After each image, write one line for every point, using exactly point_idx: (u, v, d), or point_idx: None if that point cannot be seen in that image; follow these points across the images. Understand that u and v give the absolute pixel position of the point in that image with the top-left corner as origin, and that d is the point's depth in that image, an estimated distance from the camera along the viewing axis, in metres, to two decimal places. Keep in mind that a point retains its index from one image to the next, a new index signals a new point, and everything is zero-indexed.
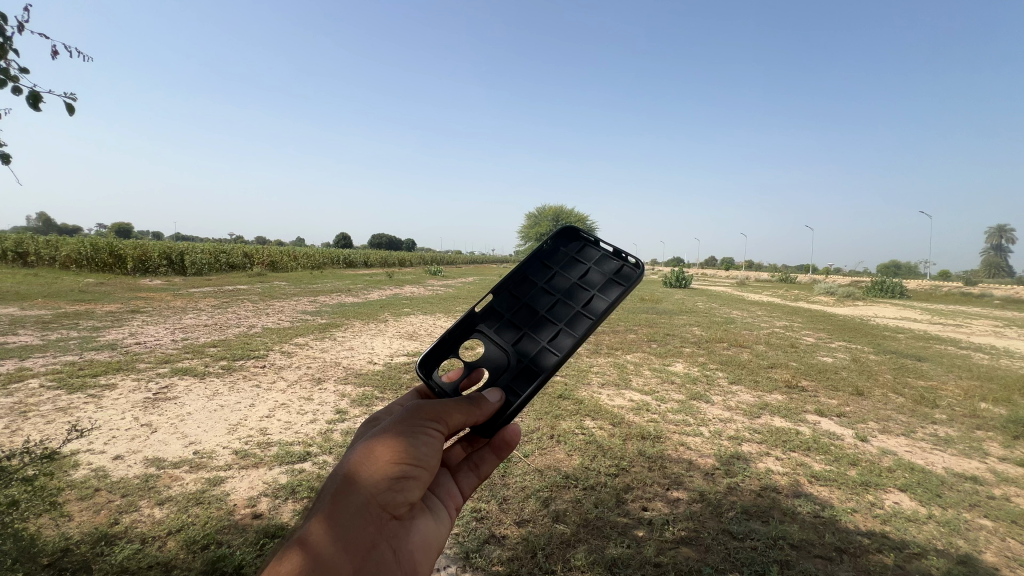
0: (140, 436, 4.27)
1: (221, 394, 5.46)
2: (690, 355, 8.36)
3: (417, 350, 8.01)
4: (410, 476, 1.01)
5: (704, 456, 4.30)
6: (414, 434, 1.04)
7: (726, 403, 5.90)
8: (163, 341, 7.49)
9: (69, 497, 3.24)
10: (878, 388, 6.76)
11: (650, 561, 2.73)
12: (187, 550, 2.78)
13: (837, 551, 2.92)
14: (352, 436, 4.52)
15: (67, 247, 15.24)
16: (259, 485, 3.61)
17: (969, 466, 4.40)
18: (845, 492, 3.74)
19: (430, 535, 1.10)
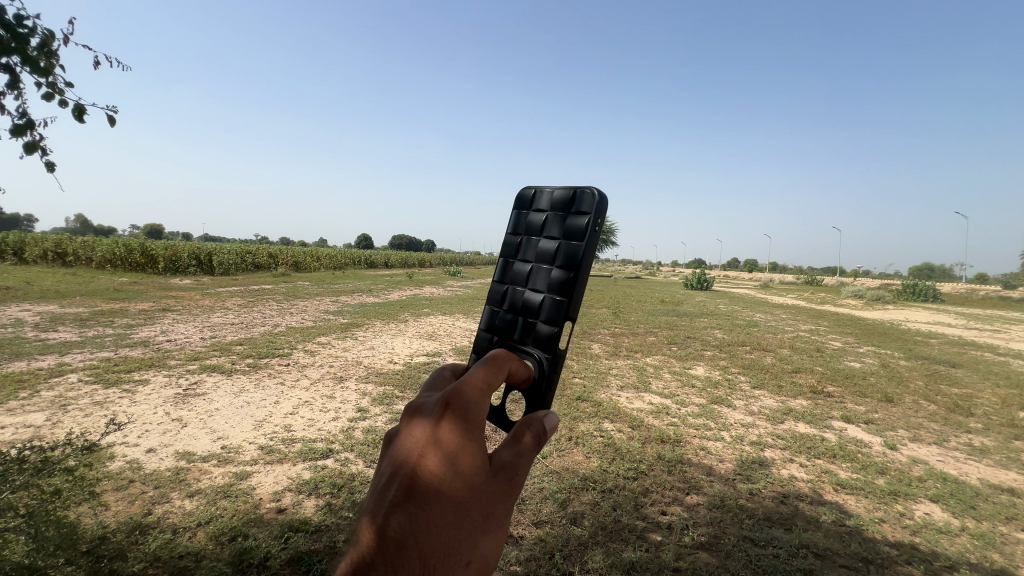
0: (171, 430, 4.45)
1: (247, 391, 5.63)
2: (711, 359, 8.24)
3: (437, 350, 8.11)
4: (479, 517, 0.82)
5: (724, 461, 4.24)
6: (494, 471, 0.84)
7: (748, 407, 5.81)
8: (192, 339, 7.76)
9: (106, 487, 3.40)
10: (909, 395, 6.55)
11: (669, 566, 2.72)
12: (215, 541, 2.88)
13: (862, 562, 2.86)
14: (373, 434, 4.61)
15: (103, 248, 15.93)
16: (284, 480, 3.72)
17: (1006, 478, 4.23)
18: (872, 501, 3.65)
19: None
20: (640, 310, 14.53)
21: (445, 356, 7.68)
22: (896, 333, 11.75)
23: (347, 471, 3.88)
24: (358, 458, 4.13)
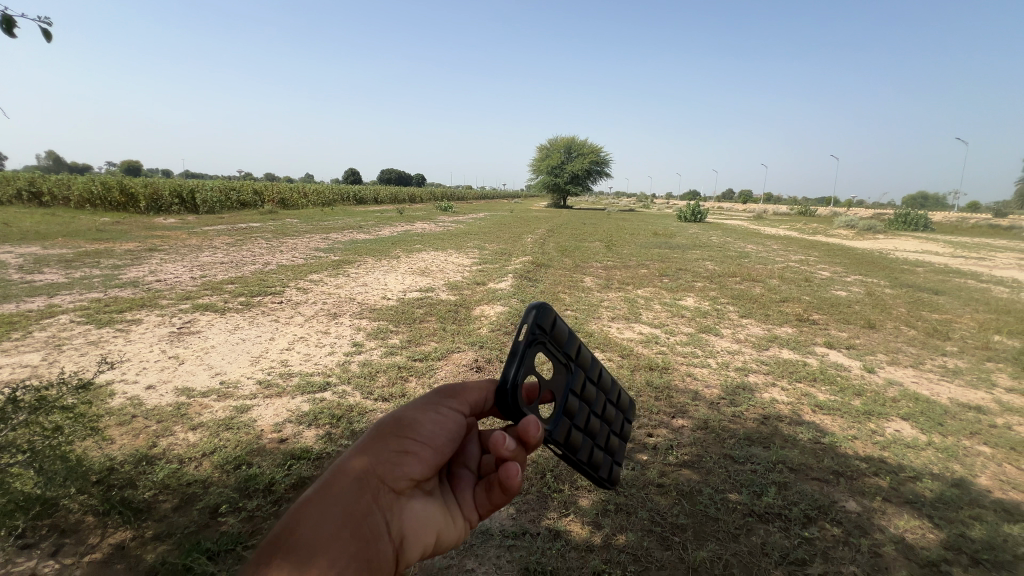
0: (169, 367, 4.51)
1: (242, 328, 5.65)
2: (702, 290, 8.31)
3: (429, 285, 8.10)
4: (413, 454, 0.99)
5: (709, 386, 4.42)
6: (427, 415, 1.04)
7: (735, 335, 5.97)
8: (182, 278, 7.68)
9: (109, 422, 3.50)
10: (891, 321, 6.74)
11: (653, 482, 2.92)
12: (221, 469, 3.01)
13: (834, 474, 3.08)
14: (370, 367, 4.71)
15: (78, 186, 15.30)
16: (284, 412, 3.83)
17: (975, 397, 4.46)
18: (847, 420, 3.85)
19: (435, 519, 1.03)
20: (632, 243, 14.43)
21: (438, 291, 7.71)
22: (884, 262, 11.87)
23: (345, 402, 4.00)
24: (355, 390, 4.24)
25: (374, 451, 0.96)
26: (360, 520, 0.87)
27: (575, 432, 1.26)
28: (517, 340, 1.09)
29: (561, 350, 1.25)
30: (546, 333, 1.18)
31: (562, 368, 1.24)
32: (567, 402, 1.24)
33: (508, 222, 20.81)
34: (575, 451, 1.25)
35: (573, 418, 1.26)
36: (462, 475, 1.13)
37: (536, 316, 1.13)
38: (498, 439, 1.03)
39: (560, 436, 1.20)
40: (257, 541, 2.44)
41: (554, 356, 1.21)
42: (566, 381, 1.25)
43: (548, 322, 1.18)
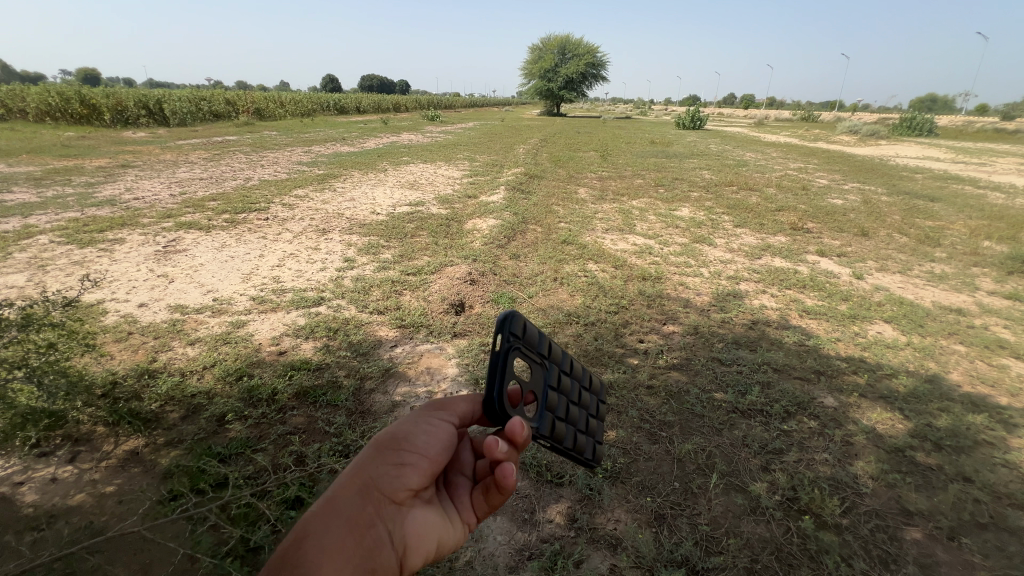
0: (159, 285, 4.45)
1: (229, 245, 5.52)
2: (697, 199, 8.13)
3: (419, 199, 7.84)
4: (412, 464, 1.00)
5: (700, 294, 4.48)
6: (422, 425, 1.06)
7: (729, 245, 5.94)
8: (161, 196, 7.34)
9: (106, 339, 3.51)
10: (884, 228, 6.72)
11: (644, 384, 3.10)
12: (223, 381, 3.08)
13: (815, 373, 3.29)
14: (363, 281, 4.69)
15: (33, 97, 14.08)
16: (281, 326, 3.86)
17: (957, 299, 4.59)
18: (832, 324, 3.97)
19: (438, 529, 1.03)
20: (627, 152, 13.85)
21: (428, 205, 7.49)
22: (884, 169, 11.59)
23: (341, 316, 4.03)
24: (350, 304, 4.25)
25: (373, 464, 0.96)
26: (363, 534, 0.87)
27: (559, 424, 1.29)
28: (494, 352, 1.06)
29: (536, 349, 1.22)
30: (521, 340, 1.15)
31: (540, 367, 1.24)
32: (548, 398, 1.26)
33: (499, 132, 19.79)
34: (560, 439, 1.29)
35: (555, 411, 1.29)
36: (458, 481, 1.14)
37: (508, 323, 1.09)
38: (492, 445, 1.03)
39: (546, 431, 1.23)
40: (264, 444, 2.57)
41: (531, 358, 1.20)
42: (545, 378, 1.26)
43: (522, 329, 1.14)
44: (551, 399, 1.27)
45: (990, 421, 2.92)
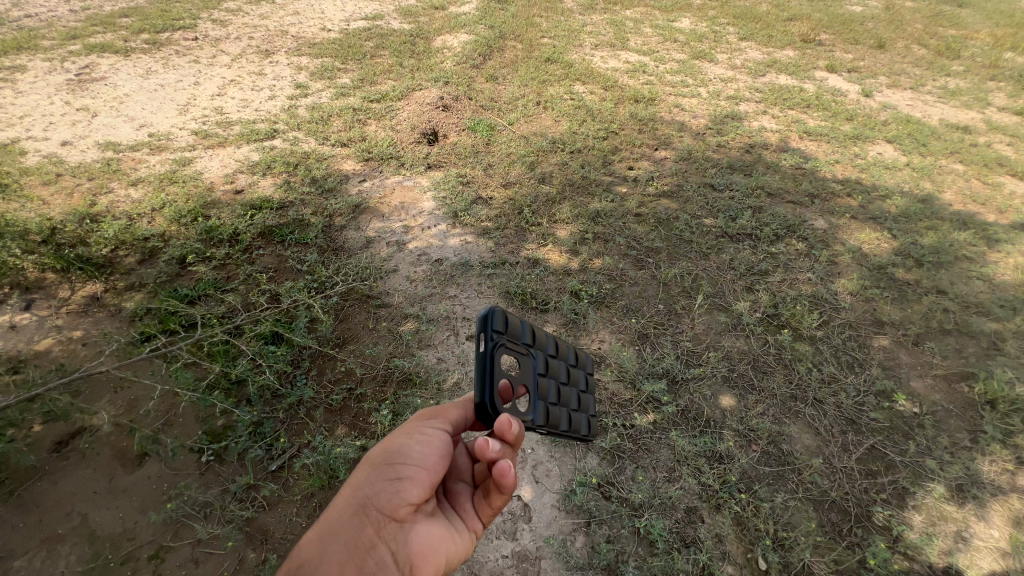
0: (81, 120, 3.81)
1: (155, 71, 4.64)
2: (700, 7, 6.97)
3: (374, 10, 6.55)
4: (404, 476, 0.96)
5: (697, 117, 4.05)
6: (411, 439, 1.03)
7: (732, 61, 5.24)
8: (55, 10, 5.96)
9: (33, 183, 3.08)
10: (903, 38, 5.96)
11: (632, 212, 2.94)
12: (178, 223, 2.80)
13: (809, 197, 3.17)
14: (320, 110, 4.08)
15: None
16: (233, 164, 3.43)
17: (966, 117, 4.27)
18: (833, 146, 3.70)
19: (446, 541, 0.96)
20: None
21: (386, 18, 6.28)
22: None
23: (299, 150, 3.57)
24: (308, 137, 3.75)
25: (365, 483, 0.95)
26: (359, 558, 0.84)
27: (557, 414, 1.22)
28: (477, 352, 1.04)
29: (522, 342, 1.16)
30: (504, 336, 1.09)
31: (528, 359, 1.17)
32: (542, 390, 1.19)
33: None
34: (558, 427, 1.20)
35: (552, 400, 1.21)
36: (459, 488, 1.07)
37: (489, 321, 1.07)
38: (482, 444, 0.96)
39: (542, 421, 1.14)
40: (234, 285, 2.42)
41: (518, 352, 1.13)
42: (536, 370, 1.18)
43: (502, 325, 1.09)
44: (545, 390, 1.20)
45: (974, 237, 2.91)
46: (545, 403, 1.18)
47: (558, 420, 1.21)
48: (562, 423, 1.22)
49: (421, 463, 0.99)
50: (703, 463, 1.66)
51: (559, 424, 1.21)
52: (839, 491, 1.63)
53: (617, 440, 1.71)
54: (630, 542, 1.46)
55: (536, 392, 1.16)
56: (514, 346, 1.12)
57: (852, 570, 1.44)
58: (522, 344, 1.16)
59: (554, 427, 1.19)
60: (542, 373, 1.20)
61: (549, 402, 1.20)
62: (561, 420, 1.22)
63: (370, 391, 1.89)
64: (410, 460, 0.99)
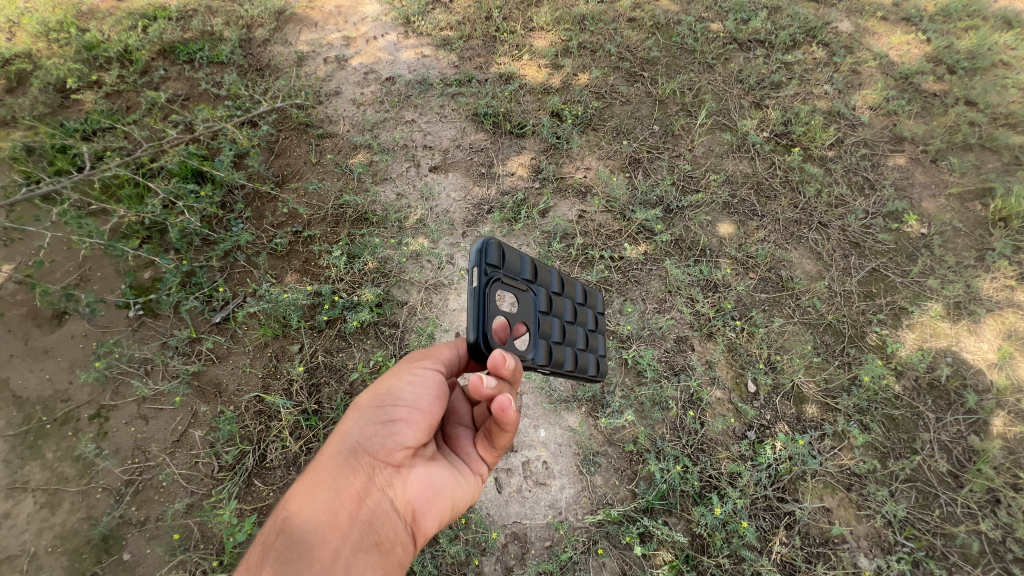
0: None
1: None
2: None
3: None
4: (400, 418, 0.79)
5: None
6: (405, 377, 0.84)
7: None
8: None
9: None
10: None
11: (625, 16, 2.39)
12: (44, 37, 2.15)
13: None
14: None
15: None
16: None
17: None
18: None
19: (451, 485, 0.83)
20: None
21: None
22: None
23: None
24: None
25: (356, 425, 0.79)
26: (352, 510, 0.72)
27: (567, 352, 1.02)
28: (467, 286, 0.79)
29: (520, 276, 0.91)
30: (498, 269, 0.84)
31: (529, 296, 0.94)
32: (548, 328, 0.97)
33: None
34: (566, 368, 1.01)
35: (560, 337, 1.01)
36: (457, 432, 0.91)
37: (482, 248, 0.81)
38: (474, 382, 0.76)
39: (546, 362, 0.94)
40: (136, 114, 1.93)
41: (516, 290, 0.90)
42: (540, 306, 0.96)
43: (495, 256, 0.83)
44: (551, 328, 0.98)
45: (1017, 38, 2.47)
46: (550, 344, 0.97)
47: (567, 357, 1.01)
48: (572, 360, 1.03)
49: (418, 403, 0.81)
50: (697, 293, 1.52)
51: (568, 362, 1.01)
52: (836, 314, 1.54)
53: (605, 274, 1.53)
54: (618, 373, 1.35)
55: (540, 330, 0.95)
56: (510, 282, 0.88)
57: (841, 387, 1.40)
58: (520, 277, 0.91)
59: (563, 367, 0.99)
60: (547, 310, 0.98)
61: (556, 340, 0.99)
62: (570, 359, 1.02)
63: (320, 233, 1.62)
64: (405, 400, 0.81)
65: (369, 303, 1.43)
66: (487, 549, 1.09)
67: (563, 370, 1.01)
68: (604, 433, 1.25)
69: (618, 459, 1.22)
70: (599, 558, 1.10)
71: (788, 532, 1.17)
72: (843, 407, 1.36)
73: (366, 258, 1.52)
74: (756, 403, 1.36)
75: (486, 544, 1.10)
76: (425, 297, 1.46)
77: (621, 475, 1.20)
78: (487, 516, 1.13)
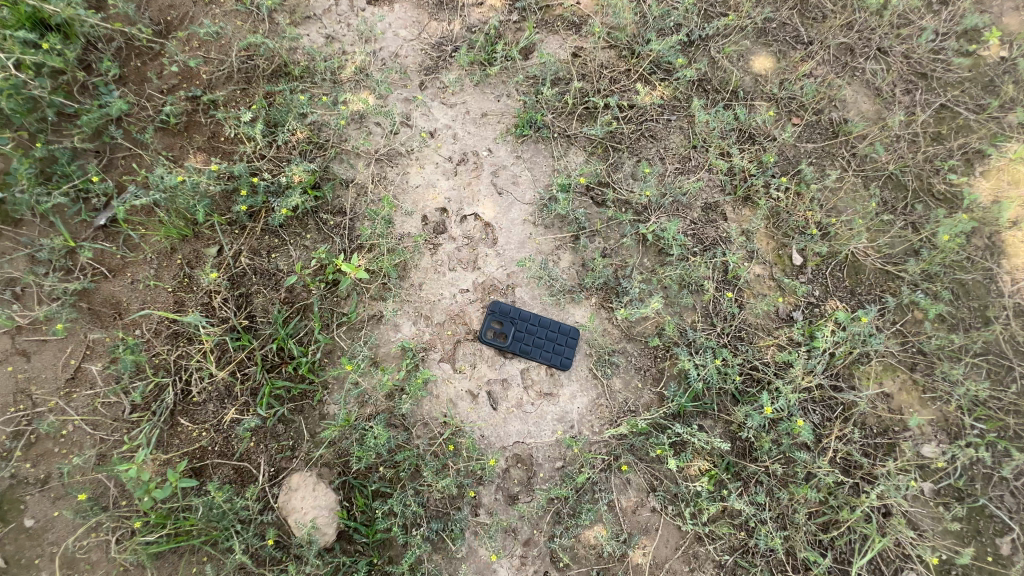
0: None
1: None
2: None
3: None
4: None
5: None
6: None
7: None
8: None
9: None
10: None
11: None
12: None
13: None
14: None
15: None
16: None
17: None
18: None
19: None
20: None
21: None
22: None
23: None
24: None
25: None
26: None
27: (562, 344, 0.96)
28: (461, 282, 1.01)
29: (519, 275, 1.02)
30: (488, 273, 1.02)
31: (526, 291, 1.01)
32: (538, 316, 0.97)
33: None
34: (552, 358, 0.95)
35: (555, 327, 0.96)
36: None
37: (466, 252, 1.03)
38: None
39: (522, 346, 0.95)
40: None
41: (510, 285, 1.01)
42: (534, 301, 1.00)
43: (482, 260, 1.02)
44: (544, 319, 0.97)
45: None
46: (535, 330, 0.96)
47: (559, 348, 0.95)
48: (564, 352, 0.95)
49: None
50: (729, 148, 1.18)
51: (559, 352, 0.95)
52: (899, 164, 1.22)
53: (613, 126, 1.16)
54: (635, 253, 1.06)
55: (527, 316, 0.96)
56: (504, 281, 1.01)
57: (905, 251, 1.13)
58: (517, 276, 1.02)
59: (549, 359, 0.94)
60: (542, 302, 1.00)
61: (549, 330, 0.96)
62: (562, 351, 0.95)
63: (227, 99, 1.18)
64: None
65: (301, 184, 1.05)
66: (484, 478, 0.88)
67: (553, 361, 0.94)
68: (621, 327, 0.99)
69: (640, 357, 0.98)
70: (622, 475, 0.90)
71: (845, 425, 0.97)
72: (909, 275, 1.11)
73: (291, 125, 1.11)
74: (803, 278, 1.11)
75: (483, 473, 0.87)
76: (376, 172, 1.10)
77: (644, 375, 0.96)
78: (481, 439, 0.90)
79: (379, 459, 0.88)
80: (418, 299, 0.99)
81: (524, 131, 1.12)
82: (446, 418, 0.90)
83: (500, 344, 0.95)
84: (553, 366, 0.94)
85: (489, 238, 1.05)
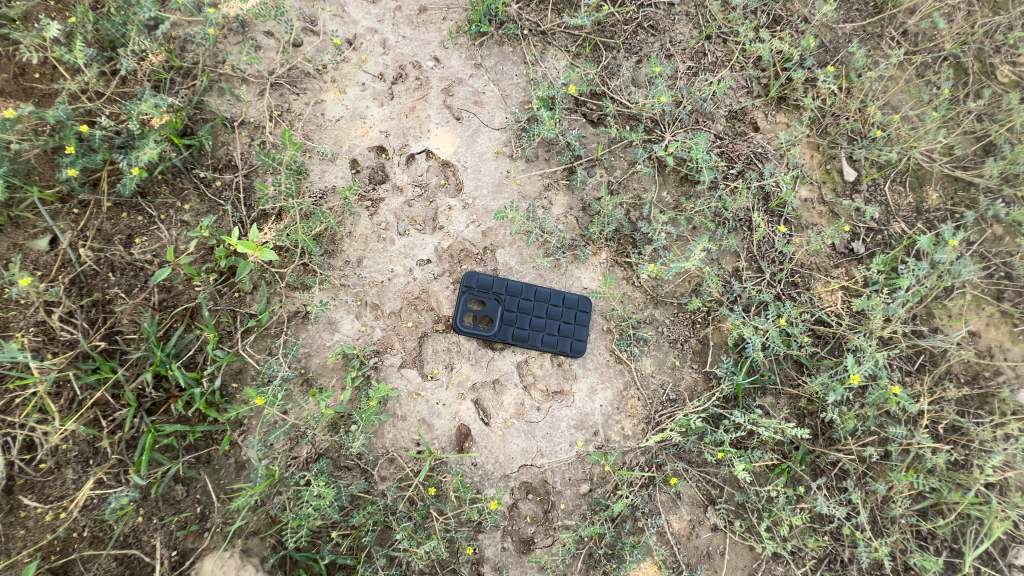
0: None
1: None
2: None
3: None
4: None
5: None
6: None
7: None
8: None
9: None
10: None
11: None
12: None
13: None
14: None
15: None
16: None
17: None
18: None
19: None
20: None
21: None
22: None
23: None
24: None
25: None
26: None
27: (572, 323, 0.69)
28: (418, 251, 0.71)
29: (501, 233, 0.73)
30: (455, 234, 0.72)
31: (512, 253, 0.72)
32: (534, 288, 0.70)
33: None
34: (559, 343, 0.68)
35: (560, 300, 0.70)
36: None
37: (422, 207, 0.73)
38: None
39: (516, 331, 0.68)
40: None
41: (489, 248, 0.72)
42: (524, 266, 0.72)
43: (443, 217, 0.72)
44: (544, 291, 0.70)
45: None
46: (532, 307, 0.69)
47: (568, 328, 0.69)
48: (575, 333, 0.69)
49: None
50: (758, 32, 0.87)
51: (568, 334, 0.69)
52: (958, 41, 0.91)
53: (602, 12, 0.83)
54: (652, 185, 0.78)
55: (519, 289, 0.69)
56: (478, 244, 0.72)
57: (978, 151, 0.88)
58: (495, 235, 0.72)
59: (554, 345, 0.68)
60: (536, 266, 0.72)
61: (551, 305, 0.69)
62: (573, 331, 0.69)
63: (30, 12, 0.74)
64: None
65: (159, 129, 0.69)
66: (484, 525, 0.63)
67: (561, 348, 0.68)
68: (645, 289, 0.73)
69: (673, 326, 0.72)
70: (670, 489, 0.67)
71: (933, 382, 0.76)
72: (985, 179, 0.86)
73: (134, 43, 0.72)
74: (859, 198, 0.85)
75: (482, 519, 0.62)
76: (274, 105, 0.76)
77: (682, 350, 0.72)
78: (473, 471, 0.65)
79: (330, 521, 0.61)
80: (359, 282, 0.69)
81: (482, 28, 0.79)
82: (421, 449, 0.64)
83: (484, 332, 0.67)
84: (562, 355, 0.68)
85: (450, 182, 0.74)
